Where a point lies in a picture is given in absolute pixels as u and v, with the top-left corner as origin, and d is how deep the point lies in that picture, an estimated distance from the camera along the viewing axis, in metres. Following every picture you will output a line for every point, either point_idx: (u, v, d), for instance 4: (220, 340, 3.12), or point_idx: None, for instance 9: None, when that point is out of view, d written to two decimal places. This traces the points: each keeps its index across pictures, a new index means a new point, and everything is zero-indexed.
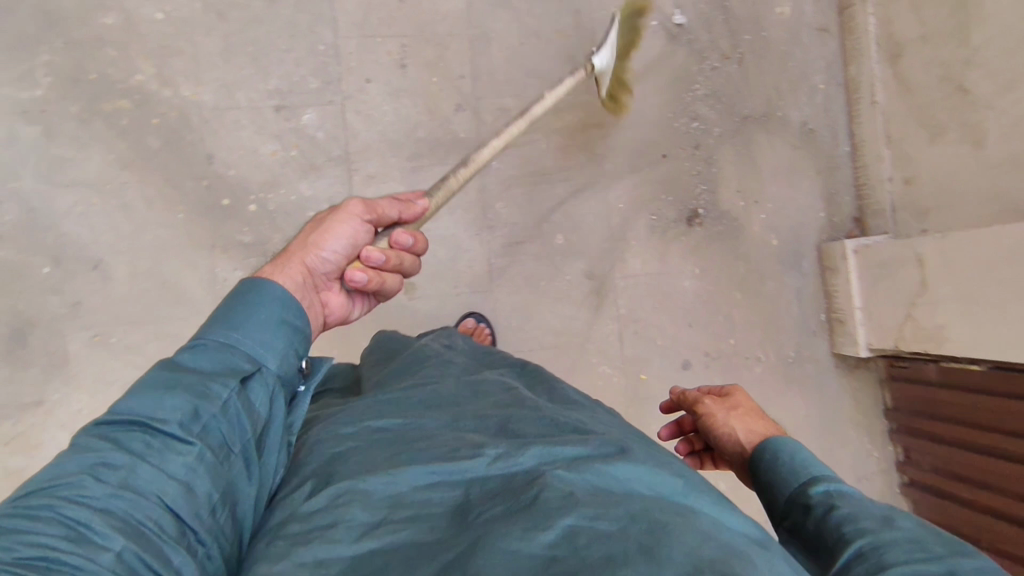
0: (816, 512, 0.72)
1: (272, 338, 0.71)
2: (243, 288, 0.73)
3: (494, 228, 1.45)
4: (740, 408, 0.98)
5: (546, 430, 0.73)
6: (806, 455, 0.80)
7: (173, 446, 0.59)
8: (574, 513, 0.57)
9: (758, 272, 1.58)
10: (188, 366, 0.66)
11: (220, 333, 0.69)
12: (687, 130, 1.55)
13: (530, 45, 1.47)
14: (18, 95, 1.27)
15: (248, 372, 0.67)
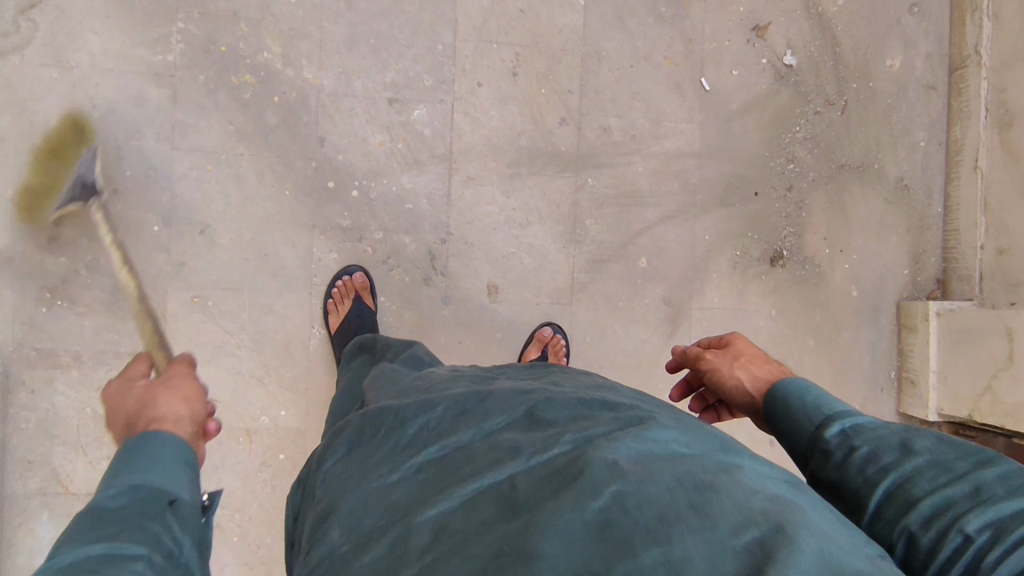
0: (835, 456, 0.74)
1: (176, 472, 0.75)
2: (134, 445, 0.76)
3: (581, 243, 1.47)
4: (742, 357, 0.96)
5: (576, 413, 0.78)
6: (815, 392, 0.83)
7: (126, 561, 0.62)
8: (620, 481, 0.63)
9: (833, 321, 1.58)
10: (105, 509, 0.68)
11: (128, 477, 0.72)
12: (782, 170, 1.55)
13: (640, 68, 1.49)
14: (150, 58, 1.31)
15: (161, 500, 0.70)
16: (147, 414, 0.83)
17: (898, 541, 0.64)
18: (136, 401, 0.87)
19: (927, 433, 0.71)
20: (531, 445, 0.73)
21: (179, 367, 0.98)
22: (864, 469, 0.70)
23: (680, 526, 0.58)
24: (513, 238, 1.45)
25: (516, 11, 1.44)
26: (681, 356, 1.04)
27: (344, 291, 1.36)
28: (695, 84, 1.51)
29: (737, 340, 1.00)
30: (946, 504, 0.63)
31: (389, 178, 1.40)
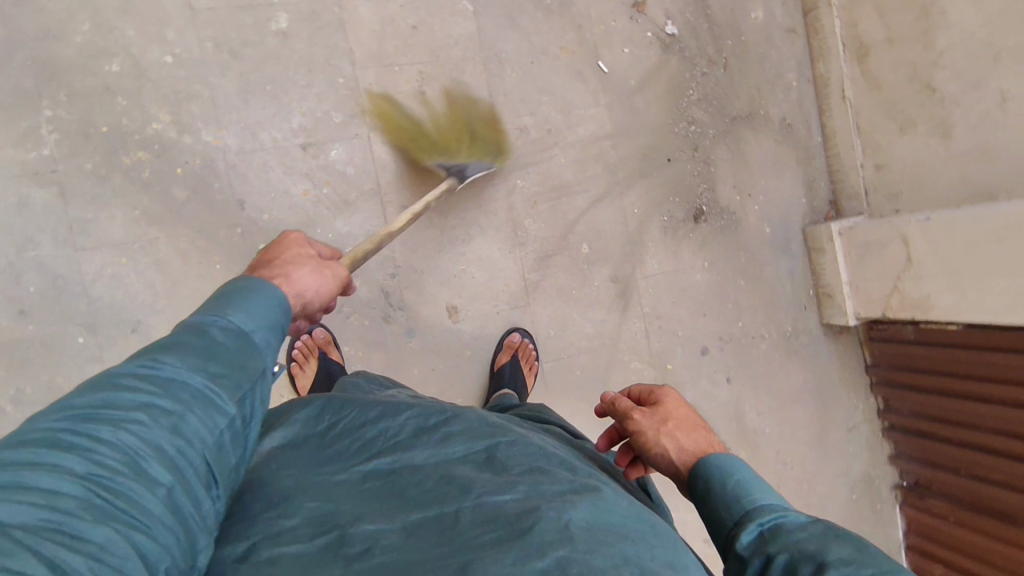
0: (752, 564, 0.68)
1: (274, 334, 0.70)
2: (237, 285, 0.71)
3: (525, 244, 1.50)
4: (670, 421, 0.87)
5: (537, 458, 0.75)
6: (742, 477, 0.77)
7: (210, 407, 0.61)
8: (568, 546, 0.60)
9: (755, 259, 1.73)
10: (210, 336, 0.64)
11: (231, 315, 0.67)
12: (685, 133, 1.66)
13: (540, 63, 1.52)
14: (23, 156, 1.17)
15: (232, 349, 0.65)
16: (277, 273, 0.78)
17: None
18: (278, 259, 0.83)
19: (847, 543, 0.65)
20: (485, 484, 0.68)
21: (341, 270, 0.89)
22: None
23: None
24: (460, 256, 1.44)
25: (410, 29, 1.41)
26: (607, 407, 0.93)
27: (307, 350, 1.33)
28: (592, 68, 1.57)
29: (668, 397, 0.91)
30: None
31: (323, 226, 1.34)
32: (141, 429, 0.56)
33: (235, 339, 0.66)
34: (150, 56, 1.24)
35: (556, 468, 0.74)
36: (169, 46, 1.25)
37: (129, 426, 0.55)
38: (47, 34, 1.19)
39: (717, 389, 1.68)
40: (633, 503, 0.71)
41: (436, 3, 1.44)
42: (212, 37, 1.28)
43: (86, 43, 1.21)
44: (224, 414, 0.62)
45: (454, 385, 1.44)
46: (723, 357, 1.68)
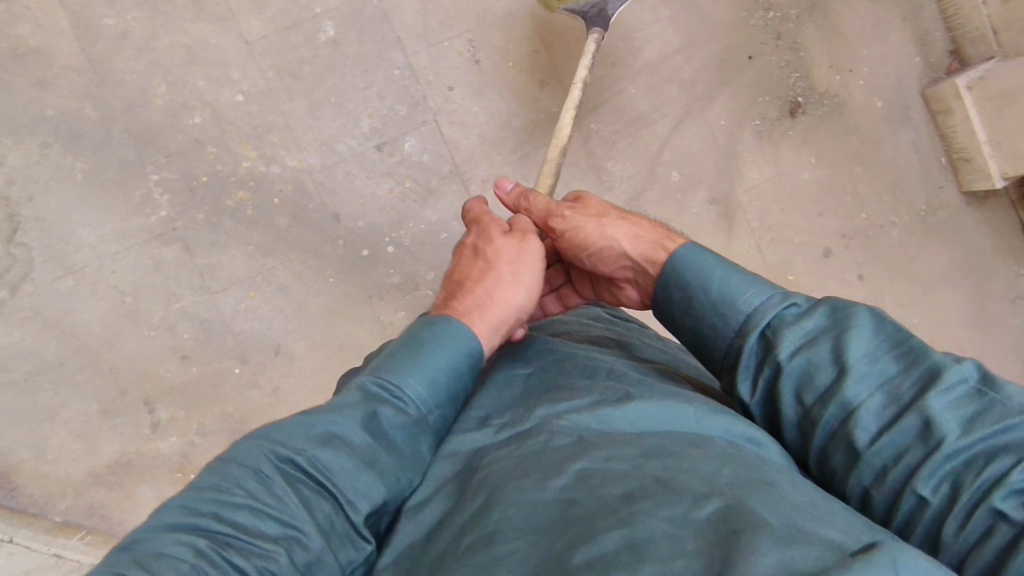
0: (767, 373, 0.72)
1: (442, 424, 0.73)
2: (431, 333, 0.75)
3: (613, 188, 1.46)
4: (609, 216, 0.94)
5: (559, 377, 0.78)
6: (718, 277, 0.79)
7: (353, 537, 0.64)
8: (586, 459, 0.62)
9: (869, 140, 1.57)
10: (387, 427, 0.67)
11: (403, 388, 0.70)
12: (766, 21, 1.51)
13: None
14: (146, 222, 1.29)
15: (397, 448, 0.67)
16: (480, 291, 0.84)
17: (856, 483, 0.66)
18: (476, 265, 0.89)
19: (856, 332, 0.70)
20: (504, 419, 0.72)
21: (536, 243, 0.91)
22: (810, 407, 0.69)
23: (645, 504, 0.57)
24: None
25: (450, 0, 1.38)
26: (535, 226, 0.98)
27: None
28: None
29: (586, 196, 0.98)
30: (898, 454, 0.63)
31: (414, 219, 1.38)
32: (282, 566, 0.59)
33: (406, 429, 0.69)
34: (223, 99, 1.30)
35: (578, 381, 0.76)
36: (237, 85, 1.31)
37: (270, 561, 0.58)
38: (135, 105, 1.27)
39: (849, 288, 1.57)
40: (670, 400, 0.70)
41: None
42: (270, 65, 1.32)
43: (168, 103, 1.29)
44: (360, 549, 0.64)
45: None
46: (850, 254, 1.57)
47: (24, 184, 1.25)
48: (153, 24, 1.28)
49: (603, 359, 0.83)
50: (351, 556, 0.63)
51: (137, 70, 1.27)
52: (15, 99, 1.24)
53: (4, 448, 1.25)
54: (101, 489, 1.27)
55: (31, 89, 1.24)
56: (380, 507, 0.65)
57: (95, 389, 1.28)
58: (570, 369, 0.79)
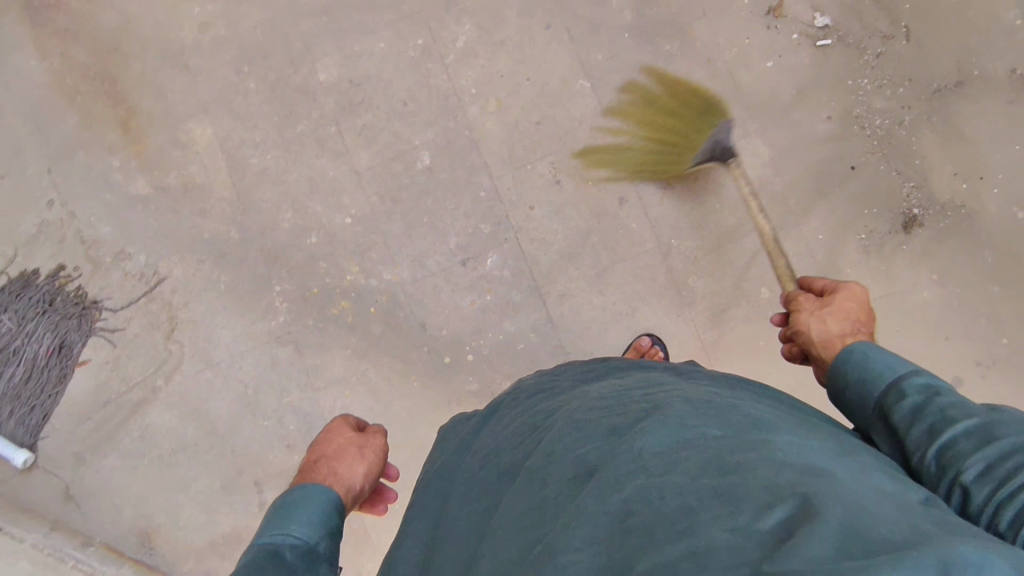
0: (912, 399, 0.72)
1: (325, 525, 0.87)
2: (286, 498, 0.89)
3: (694, 304, 1.43)
4: (831, 311, 0.93)
5: (608, 407, 0.78)
6: (882, 359, 0.80)
7: None
8: (644, 474, 0.62)
9: (1011, 255, 1.37)
10: (285, 558, 0.82)
11: (281, 531, 0.85)
12: (871, 131, 1.42)
13: (672, 112, 1.46)
14: (268, 326, 1.51)
15: (299, 568, 0.82)
16: (325, 470, 0.96)
17: (971, 466, 0.62)
18: (336, 449, 1.02)
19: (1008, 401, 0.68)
20: (567, 445, 0.73)
21: (377, 439, 1.06)
22: (941, 413, 0.69)
23: (705, 516, 0.53)
24: (627, 330, 1.44)
25: (534, 126, 1.49)
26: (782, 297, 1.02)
27: None
28: (733, 99, 1.45)
29: (845, 289, 0.96)
30: None
31: (493, 330, 1.46)
32: None
33: (302, 555, 0.83)
34: (335, 221, 1.51)
35: (632, 407, 0.76)
36: (347, 209, 1.51)
37: None
38: (267, 228, 1.52)
39: None
40: (721, 416, 0.69)
41: (554, 92, 1.49)
42: (376, 192, 1.50)
43: (293, 226, 1.52)
44: None
45: None
46: (988, 386, 1.35)
47: (183, 292, 1.53)
48: (285, 160, 1.53)
49: (633, 390, 0.83)
50: None
51: (271, 200, 1.53)
52: (182, 225, 1.54)
53: (147, 513, 1.49)
54: (220, 556, 1.48)
55: (193, 217, 1.54)
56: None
57: (218, 468, 1.49)
58: (625, 400, 0.79)
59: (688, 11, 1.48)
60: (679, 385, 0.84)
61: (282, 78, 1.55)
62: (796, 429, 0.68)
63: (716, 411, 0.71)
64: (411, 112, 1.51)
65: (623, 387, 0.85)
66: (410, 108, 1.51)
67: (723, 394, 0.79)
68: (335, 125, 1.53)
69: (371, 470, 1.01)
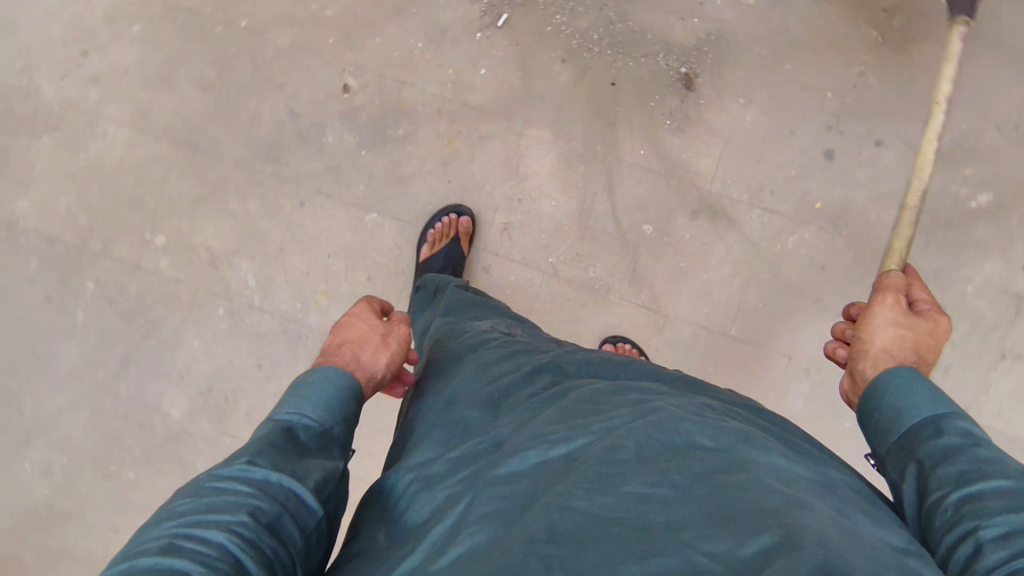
0: (950, 440, 0.67)
1: (341, 406, 0.78)
2: (308, 379, 0.79)
3: (610, 286, 1.45)
4: (913, 335, 0.82)
5: (603, 401, 0.76)
6: (925, 387, 0.73)
7: (306, 506, 0.67)
8: (637, 482, 0.61)
9: (775, 32, 1.42)
10: (298, 439, 0.73)
11: (294, 411, 0.76)
12: (598, 46, 1.43)
13: (452, 172, 1.44)
14: None
15: (312, 450, 0.74)
16: (347, 356, 0.85)
17: (994, 527, 0.58)
18: (358, 334, 0.89)
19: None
20: (576, 432, 0.69)
21: (402, 327, 0.93)
22: (977, 464, 0.63)
23: (688, 532, 0.55)
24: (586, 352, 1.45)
25: (370, 283, 1.46)
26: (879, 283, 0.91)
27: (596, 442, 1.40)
28: (483, 121, 1.43)
29: (933, 319, 0.84)
30: None
31: None
32: (246, 529, 0.61)
33: (318, 437, 0.75)
34: None
35: (619, 407, 0.74)
36: None
37: (237, 529, 0.61)
38: None
39: (875, 163, 1.42)
40: (705, 420, 0.69)
41: (356, 246, 1.45)
42: None
43: None
44: (314, 513, 0.67)
45: None
46: (850, 136, 1.42)
47: None
48: None
49: (631, 386, 0.81)
50: (307, 521, 0.67)
51: None
52: None
53: None
54: None
55: None
56: (321, 479, 0.70)
57: None
58: (613, 396, 0.77)
59: (383, 90, 1.43)
60: (653, 385, 0.83)
61: (150, 447, 1.46)
62: (775, 445, 0.70)
63: (710, 420, 0.71)
64: (271, 368, 1.45)
65: (621, 385, 0.81)
66: (266, 366, 1.45)
67: (718, 403, 0.80)
68: (226, 436, 1.46)
69: (398, 356, 0.90)
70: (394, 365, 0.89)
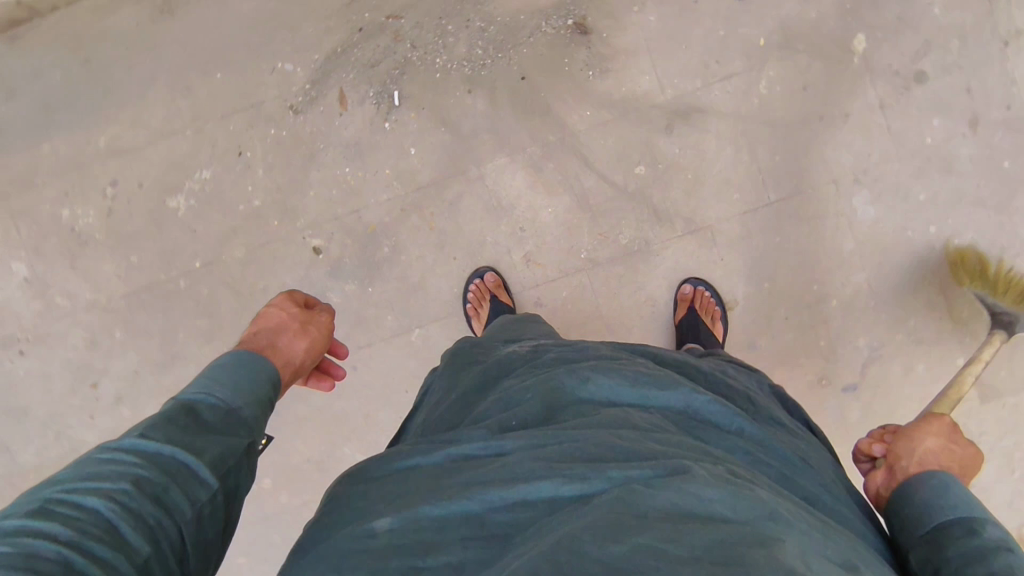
0: (976, 539, 0.66)
1: (241, 386, 0.78)
2: (223, 359, 0.82)
3: (647, 239, 1.43)
4: (948, 461, 0.80)
5: (642, 439, 0.66)
6: (961, 492, 0.73)
7: (199, 477, 0.66)
8: (648, 535, 0.52)
9: None
10: (201, 416, 0.72)
11: (197, 391, 0.75)
12: (487, 55, 1.41)
13: (449, 249, 1.42)
14: None
15: (217, 423, 0.72)
16: (264, 343, 0.89)
17: None
18: (276, 325, 0.94)
19: None
20: (608, 471, 0.61)
21: (323, 315, 0.99)
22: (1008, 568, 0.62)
23: None
24: (669, 306, 1.43)
25: None
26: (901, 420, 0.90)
27: None
28: (442, 188, 1.42)
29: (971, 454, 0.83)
30: None
31: None
32: (130, 496, 0.60)
33: (223, 414, 0.74)
34: None
35: (658, 451, 0.64)
36: None
37: (119, 494, 0.60)
38: None
39: None
40: (739, 490, 0.58)
41: (420, 368, 1.44)
42: None
43: None
44: (206, 485, 0.66)
45: (798, 294, 1.43)
46: None
47: None
48: None
49: (676, 432, 0.71)
50: (199, 492, 0.65)
51: None
52: None
53: None
54: None
55: None
56: (221, 452, 0.69)
57: None
58: (655, 438, 0.67)
59: (344, 227, 1.42)
60: (707, 442, 0.71)
61: None
62: (804, 516, 0.59)
63: (743, 485, 0.60)
64: None
65: (659, 425, 0.71)
66: None
67: (751, 457, 0.70)
68: None
69: (319, 339, 0.96)
70: (314, 351, 0.94)
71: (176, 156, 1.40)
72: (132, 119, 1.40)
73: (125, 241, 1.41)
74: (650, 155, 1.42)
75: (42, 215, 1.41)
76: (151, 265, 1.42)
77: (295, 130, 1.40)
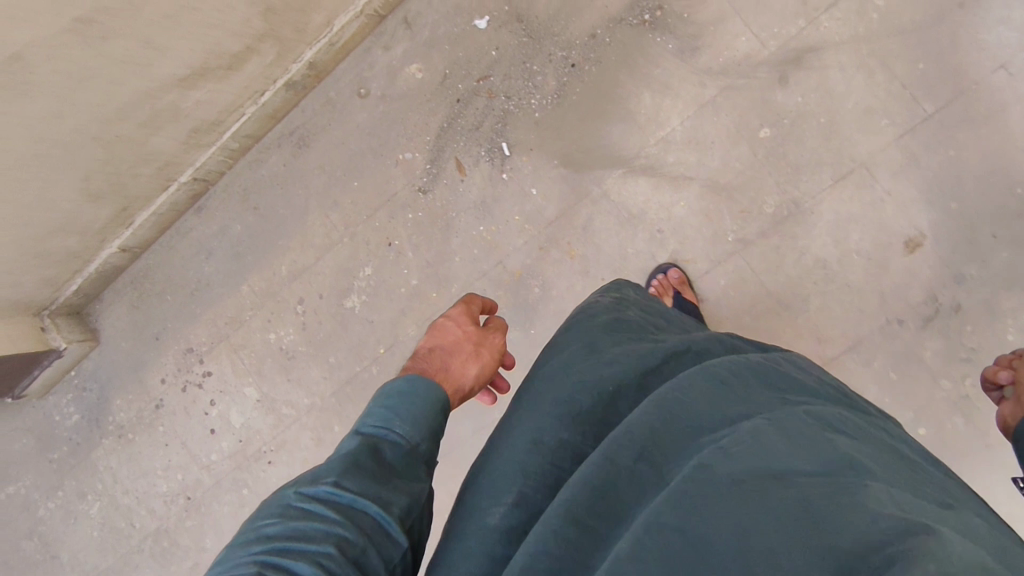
0: None
1: (418, 423, 0.78)
2: (396, 387, 0.81)
3: (797, 199, 1.32)
4: None
5: (706, 399, 0.64)
6: None
7: (389, 533, 0.67)
8: (726, 501, 0.51)
9: None
10: (386, 460, 0.74)
11: (377, 428, 0.76)
12: (577, 80, 1.43)
13: (596, 272, 1.43)
14: None
15: (400, 467, 0.74)
16: (439, 363, 0.91)
17: None
18: (452, 342, 0.96)
19: None
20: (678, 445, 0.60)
21: (495, 337, 0.99)
22: None
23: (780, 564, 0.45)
24: (846, 262, 1.30)
25: None
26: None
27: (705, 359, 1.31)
28: (573, 217, 1.44)
29: None
30: None
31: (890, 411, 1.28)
32: (333, 559, 0.61)
33: (404, 454, 0.75)
34: None
35: (735, 413, 0.62)
36: None
37: (322, 557, 0.61)
38: None
39: None
40: (819, 441, 0.56)
41: None
42: None
43: None
44: (396, 543, 0.67)
45: (1000, 206, 1.24)
46: None
47: None
48: None
49: (764, 389, 0.68)
50: (391, 551, 0.67)
51: None
52: None
53: None
54: None
55: None
56: (407, 505, 0.70)
57: None
58: (728, 397, 0.65)
59: (496, 281, 1.49)
60: (792, 395, 0.67)
61: None
62: (897, 465, 0.57)
63: (820, 436, 0.57)
64: None
65: (736, 380, 0.68)
66: None
67: (854, 416, 0.66)
68: None
69: (490, 360, 0.96)
70: (484, 372, 0.94)
71: (342, 263, 1.59)
72: (301, 243, 1.62)
73: (321, 346, 1.62)
74: (771, 114, 1.33)
75: (257, 342, 1.66)
76: (346, 360, 1.60)
77: (429, 207, 1.53)
